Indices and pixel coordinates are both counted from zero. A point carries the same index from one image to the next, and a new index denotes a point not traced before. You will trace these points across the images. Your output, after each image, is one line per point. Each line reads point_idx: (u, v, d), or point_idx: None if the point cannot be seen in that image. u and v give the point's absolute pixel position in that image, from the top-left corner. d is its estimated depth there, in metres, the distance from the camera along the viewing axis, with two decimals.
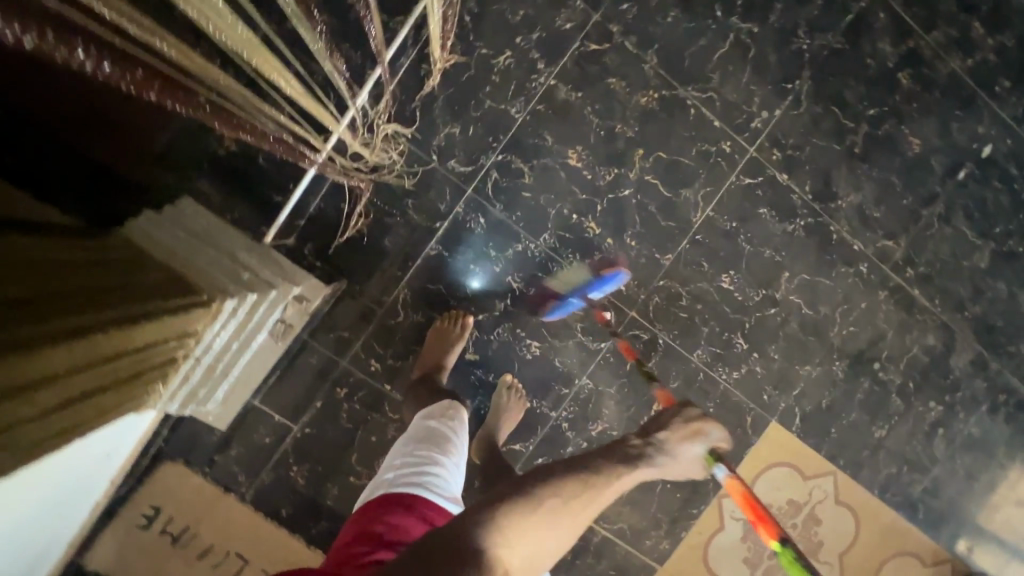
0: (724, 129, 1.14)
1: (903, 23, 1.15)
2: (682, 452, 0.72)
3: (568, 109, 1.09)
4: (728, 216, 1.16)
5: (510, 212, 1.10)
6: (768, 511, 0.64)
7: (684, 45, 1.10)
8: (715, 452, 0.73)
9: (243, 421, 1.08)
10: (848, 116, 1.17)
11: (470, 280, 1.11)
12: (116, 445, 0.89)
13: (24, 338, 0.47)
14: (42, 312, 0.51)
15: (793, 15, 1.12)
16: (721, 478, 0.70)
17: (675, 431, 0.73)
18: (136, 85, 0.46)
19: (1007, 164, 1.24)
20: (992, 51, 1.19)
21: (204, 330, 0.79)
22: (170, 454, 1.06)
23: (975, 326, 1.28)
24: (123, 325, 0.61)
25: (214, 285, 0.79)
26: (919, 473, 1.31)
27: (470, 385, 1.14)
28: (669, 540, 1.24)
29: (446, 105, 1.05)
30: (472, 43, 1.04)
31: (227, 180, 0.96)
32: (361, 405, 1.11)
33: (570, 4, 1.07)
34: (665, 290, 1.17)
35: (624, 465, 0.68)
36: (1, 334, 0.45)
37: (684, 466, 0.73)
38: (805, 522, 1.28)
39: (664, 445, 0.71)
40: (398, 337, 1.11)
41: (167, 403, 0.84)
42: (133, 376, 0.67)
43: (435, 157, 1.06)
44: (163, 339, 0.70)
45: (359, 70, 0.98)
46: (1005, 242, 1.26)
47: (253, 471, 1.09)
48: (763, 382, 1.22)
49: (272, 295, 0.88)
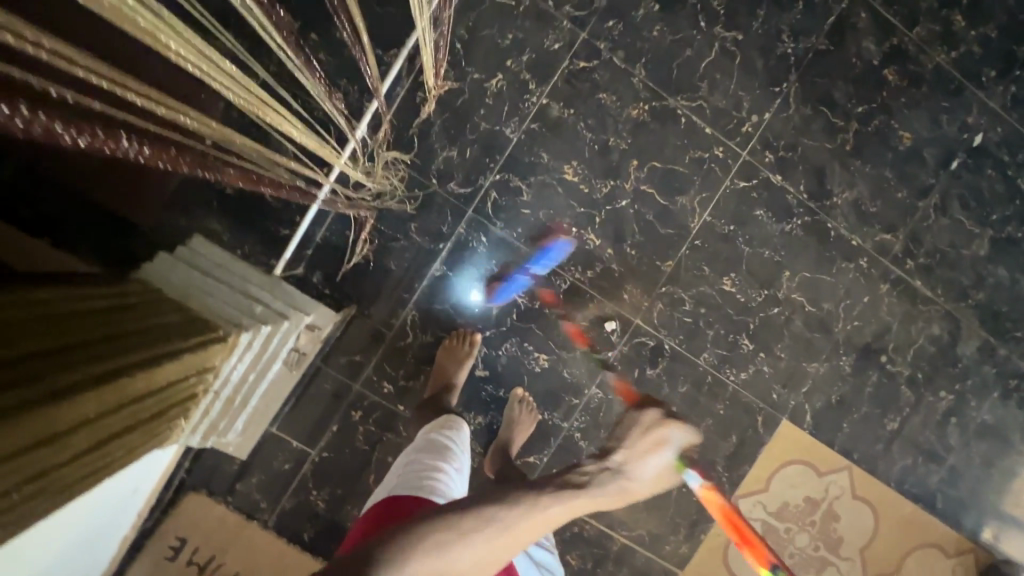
0: (715, 136, 1.16)
1: (885, 21, 1.18)
2: (643, 468, 0.69)
3: (561, 126, 1.12)
4: (726, 219, 1.18)
5: (511, 230, 1.13)
6: (754, 534, 0.70)
7: (670, 57, 1.13)
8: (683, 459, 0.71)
9: (262, 449, 1.10)
10: (837, 115, 1.19)
11: (475, 297, 1.14)
12: (141, 480, 0.91)
13: (60, 388, 0.50)
14: (70, 359, 0.54)
15: (776, 21, 1.15)
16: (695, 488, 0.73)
17: (634, 447, 0.70)
18: (170, 160, 0.54)
19: (999, 152, 1.25)
20: (976, 42, 1.21)
21: (222, 363, 0.81)
22: (192, 485, 1.09)
23: (980, 313, 1.29)
24: (149, 366, 0.64)
25: (230, 319, 0.82)
26: (935, 463, 1.31)
27: (481, 400, 1.16)
28: (688, 544, 1.24)
29: (442, 130, 1.08)
30: (464, 68, 1.08)
31: (235, 216, 0.99)
32: (376, 427, 1.13)
33: (558, 25, 1.10)
34: (668, 296, 1.18)
35: (577, 493, 0.66)
36: (41, 386, 0.49)
37: (652, 481, 0.70)
38: (823, 518, 1.29)
39: (621, 467, 0.69)
40: (409, 358, 1.13)
41: (190, 436, 0.87)
42: (157, 413, 0.70)
43: (434, 181, 1.09)
44: (186, 376, 0.72)
45: (358, 102, 1.01)
46: (1003, 229, 1.27)
47: (274, 498, 1.11)
48: (771, 381, 1.23)
49: (285, 326, 0.91)
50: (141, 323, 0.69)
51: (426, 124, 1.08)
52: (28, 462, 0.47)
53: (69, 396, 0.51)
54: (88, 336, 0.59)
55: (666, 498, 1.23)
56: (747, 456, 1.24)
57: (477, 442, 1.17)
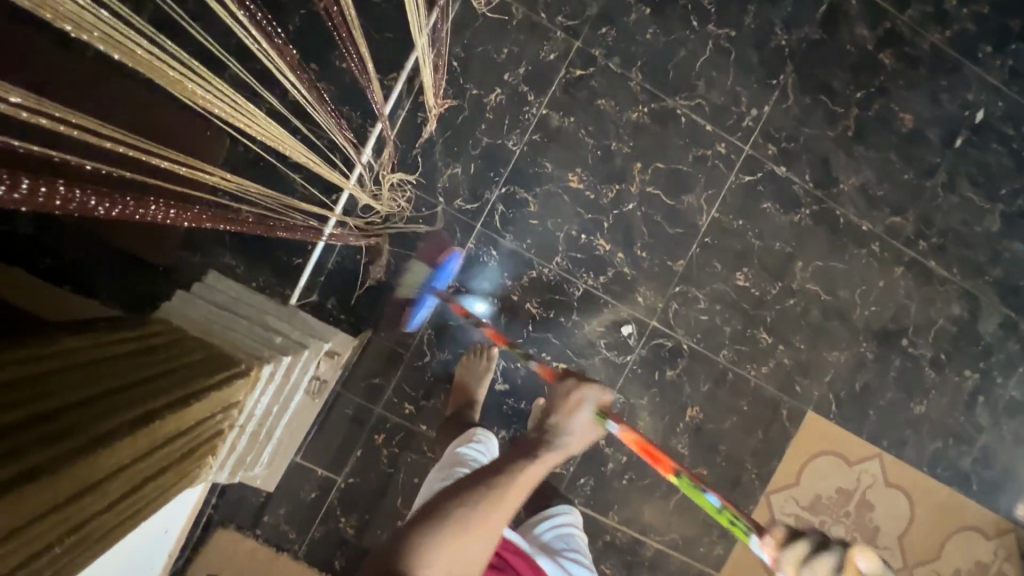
0: (716, 132, 1.17)
1: (876, 6, 1.18)
2: (574, 423, 0.76)
3: (562, 135, 1.12)
4: (734, 215, 1.18)
5: (520, 241, 1.13)
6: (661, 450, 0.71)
7: (666, 58, 1.14)
8: (602, 409, 0.77)
9: (289, 480, 1.10)
10: (837, 103, 1.19)
11: (489, 311, 1.14)
12: (171, 521, 0.91)
13: (92, 437, 0.51)
14: (102, 404, 0.56)
15: (767, 15, 1.16)
16: (613, 431, 0.74)
17: (560, 409, 0.77)
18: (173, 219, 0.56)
19: (1003, 126, 1.24)
20: (969, 19, 1.21)
21: (246, 398, 0.81)
22: (221, 521, 1.08)
23: (999, 289, 1.27)
24: (179, 407, 0.64)
25: (251, 354, 0.82)
26: (966, 444, 1.29)
27: (503, 414, 1.15)
28: (723, 544, 1.23)
29: (445, 148, 1.09)
30: (463, 85, 1.09)
31: (247, 249, 1.00)
32: (401, 449, 1.13)
33: (551, 36, 1.11)
34: (682, 295, 1.18)
35: (527, 459, 0.73)
36: (73, 437, 0.49)
37: (584, 433, 0.77)
38: (857, 509, 1.27)
39: (558, 427, 0.76)
40: (427, 377, 1.13)
41: (218, 472, 0.86)
42: (187, 452, 0.70)
43: (441, 200, 1.10)
44: (212, 414, 0.72)
45: (361, 128, 1.02)
46: (1014, 202, 1.26)
47: (303, 528, 1.11)
48: (793, 374, 1.22)
49: (305, 355, 0.91)
50: (168, 361, 0.70)
51: (429, 144, 1.08)
52: (66, 513, 0.48)
53: (103, 446, 0.51)
54: (119, 380, 0.61)
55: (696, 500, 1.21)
56: (775, 450, 1.23)
57: None
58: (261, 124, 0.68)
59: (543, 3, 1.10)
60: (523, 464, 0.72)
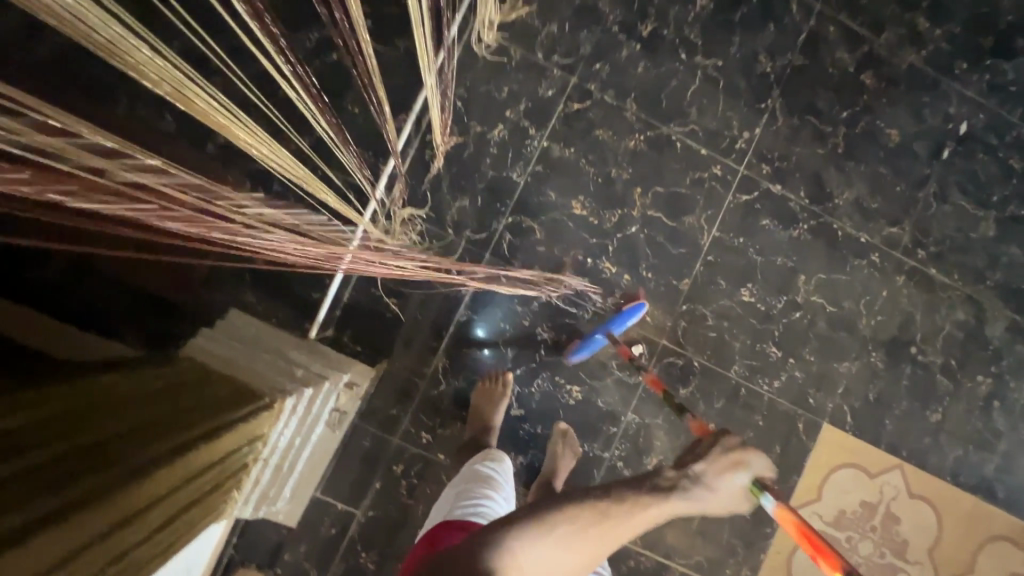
0: (711, 155, 1.22)
1: (853, 32, 1.25)
2: (722, 485, 0.62)
3: (564, 164, 1.17)
4: (734, 233, 1.22)
5: (529, 268, 1.16)
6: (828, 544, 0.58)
7: (658, 89, 1.20)
8: (760, 482, 0.64)
9: (308, 516, 1.10)
10: (824, 122, 1.24)
11: (502, 337, 1.16)
12: (195, 560, 0.91)
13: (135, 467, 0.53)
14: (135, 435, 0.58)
15: (751, 44, 1.22)
16: (771, 509, 0.62)
17: (713, 463, 0.63)
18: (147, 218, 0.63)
19: (986, 136, 1.29)
20: (943, 39, 1.28)
21: (270, 430, 0.83)
22: (241, 561, 1.08)
23: (1001, 293, 1.29)
24: (213, 437, 0.66)
25: (275, 386, 0.85)
26: (987, 450, 1.28)
27: (521, 439, 1.16)
28: (750, 566, 1.21)
29: (452, 182, 1.14)
30: (467, 123, 1.15)
31: (267, 287, 1.03)
32: (419, 479, 1.13)
33: (549, 74, 1.17)
34: (689, 313, 1.20)
35: (649, 496, 0.61)
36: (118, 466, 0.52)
37: (728, 501, 0.63)
38: (883, 522, 1.25)
39: (702, 477, 0.62)
40: (443, 405, 1.14)
41: (243, 507, 0.87)
42: (218, 484, 0.72)
43: (451, 231, 1.14)
44: (241, 445, 0.74)
45: (373, 167, 1.07)
46: (1006, 208, 1.29)
47: (324, 565, 1.10)
48: (805, 386, 1.23)
49: (326, 386, 0.93)
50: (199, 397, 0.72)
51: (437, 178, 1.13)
52: (115, 541, 0.49)
53: (132, 477, 0.53)
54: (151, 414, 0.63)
55: (719, 520, 1.20)
56: (794, 465, 1.22)
57: (521, 483, 1.16)
58: (283, 156, 0.73)
59: (539, 44, 1.17)
60: (642, 501, 0.61)
